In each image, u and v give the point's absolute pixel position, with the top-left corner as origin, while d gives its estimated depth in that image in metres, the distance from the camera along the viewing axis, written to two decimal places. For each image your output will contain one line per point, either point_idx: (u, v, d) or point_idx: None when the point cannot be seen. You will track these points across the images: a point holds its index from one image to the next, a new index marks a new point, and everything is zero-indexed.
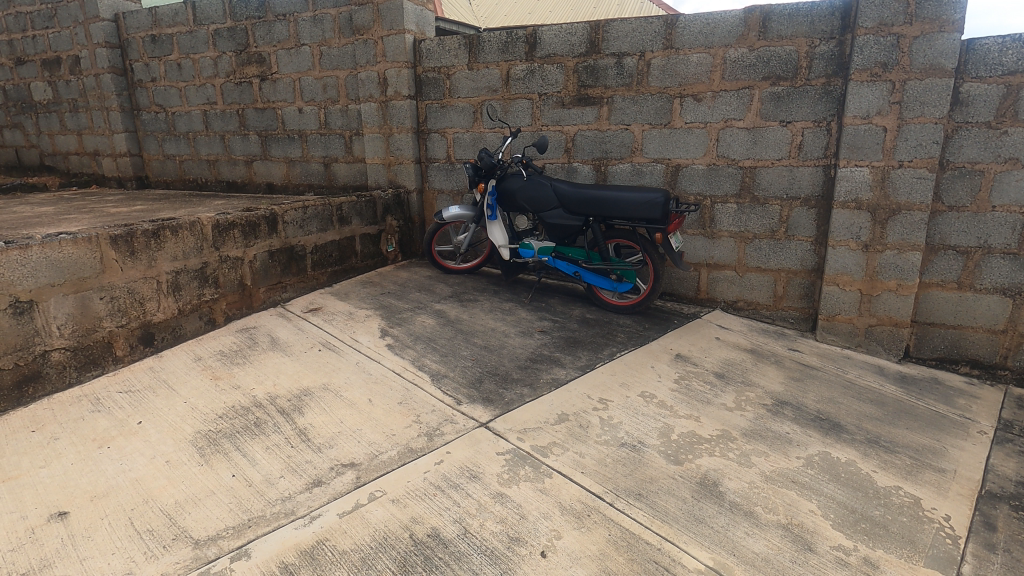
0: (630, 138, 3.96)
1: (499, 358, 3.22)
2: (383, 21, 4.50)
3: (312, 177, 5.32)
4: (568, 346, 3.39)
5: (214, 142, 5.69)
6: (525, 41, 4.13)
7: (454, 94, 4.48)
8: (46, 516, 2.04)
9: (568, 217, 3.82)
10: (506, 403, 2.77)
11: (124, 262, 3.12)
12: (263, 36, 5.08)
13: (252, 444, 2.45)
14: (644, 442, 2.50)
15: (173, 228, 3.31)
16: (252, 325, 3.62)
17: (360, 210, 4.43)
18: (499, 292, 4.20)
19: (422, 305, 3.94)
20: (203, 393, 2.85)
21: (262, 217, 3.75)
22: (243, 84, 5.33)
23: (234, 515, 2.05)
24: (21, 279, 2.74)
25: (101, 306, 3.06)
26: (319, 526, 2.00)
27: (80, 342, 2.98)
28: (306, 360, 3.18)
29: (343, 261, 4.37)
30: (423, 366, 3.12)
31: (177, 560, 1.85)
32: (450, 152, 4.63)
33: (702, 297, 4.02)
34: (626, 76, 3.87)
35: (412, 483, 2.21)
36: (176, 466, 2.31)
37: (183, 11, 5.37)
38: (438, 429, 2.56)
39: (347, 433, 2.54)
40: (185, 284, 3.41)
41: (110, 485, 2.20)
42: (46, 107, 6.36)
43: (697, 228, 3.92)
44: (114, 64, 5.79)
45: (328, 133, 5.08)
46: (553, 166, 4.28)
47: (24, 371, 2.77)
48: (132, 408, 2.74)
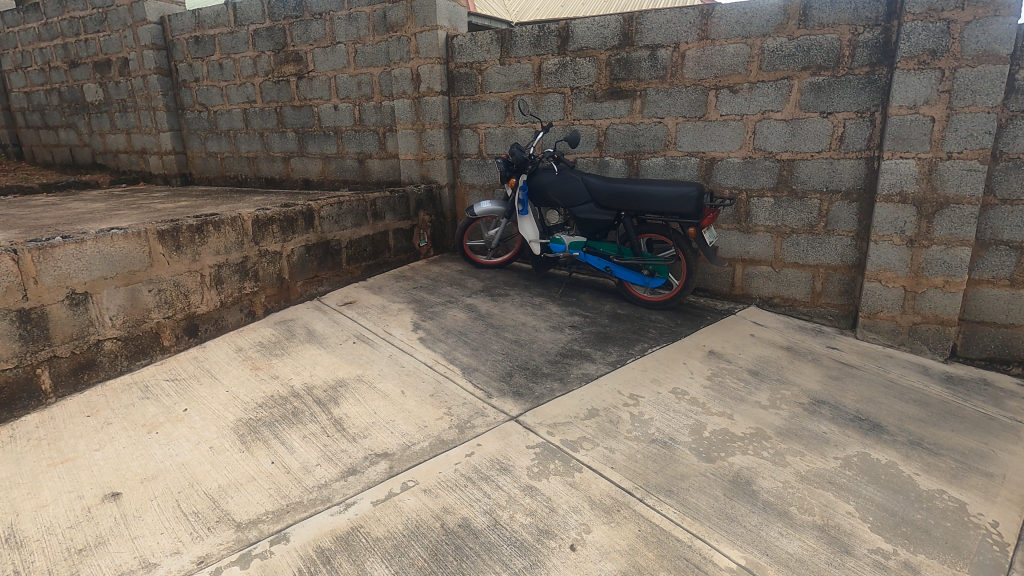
0: (664, 131, 3.90)
1: (530, 353, 3.24)
2: (416, 18, 4.55)
3: (346, 173, 5.42)
4: (599, 341, 3.38)
5: (254, 139, 5.85)
6: (557, 34, 4.11)
7: (486, 89, 4.50)
8: (100, 496, 2.16)
9: (599, 212, 3.80)
10: (537, 397, 2.78)
11: (171, 256, 3.25)
12: (300, 35, 5.20)
13: (290, 433, 2.53)
14: (675, 438, 2.48)
15: (216, 223, 3.43)
16: (290, 318, 3.73)
17: (394, 205, 4.50)
18: (530, 287, 4.21)
19: (454, 299, 3.99)
20: (244, 382, 2.97)
21: (299, 212, 3.84)
22: (281, 83, 5.46)
23: (273, 500, 2.13)
24: (76, 272, 2.89)
25: (149, 298, 3.19)
26: (354, 513, 2.06)
27: (130, 332, 3.12)
28: (341, 352, 3.26)
29: (377, 256, 4.45)
30: (454, 359, 3.16)
31: (221, 541, 1.93)
32: (482, 147, 4.65)
33: (737, 293, 3.95)
34: (660, 68, 3.82)
35: (443, 474, 2.25)
36: (219, 452, 2.41)
37: (225, 12, 5.53)
38: (469, 422, 2.60)
39: (380, 424, 2.60)
40: (227, 277, 3.53)
41: (159, 468, 2.31)
42: (98, 107, 6.65)
43: (732, 222, 3.84)
44: (160, 64, 6.00)
45: (363, 129, 5.17)
46: (585, 160, 4.26)
47: (80, 360, 2.93)
48: (179, 396, 2.86)
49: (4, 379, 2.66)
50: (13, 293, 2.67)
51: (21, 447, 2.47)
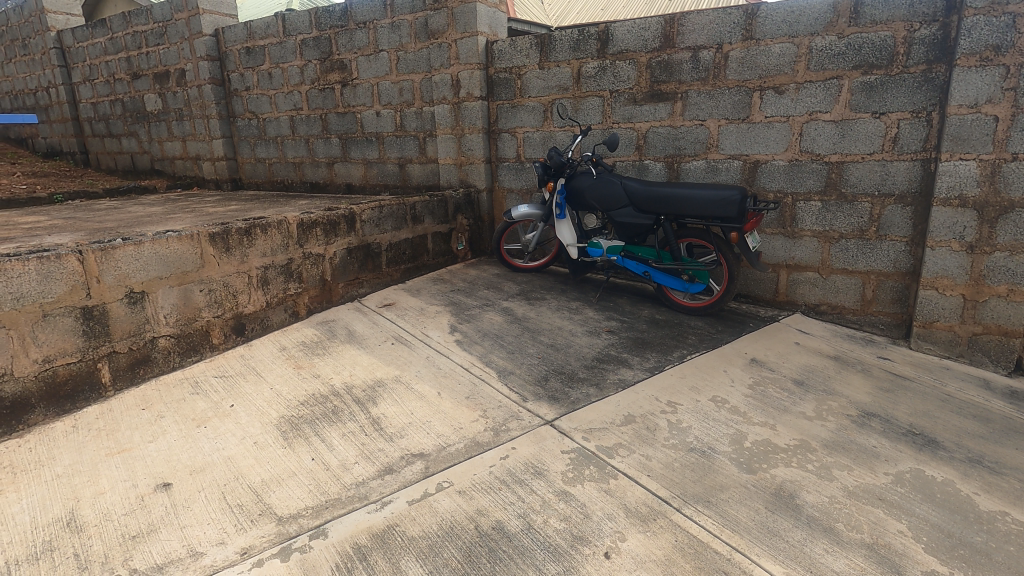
0: (706, 133, 3.83)
1: (566, 357, 3.23)
2: (457, 24, 4.61)
3: (387, 178, 5.53)
4: (636, 346, 3.33)
5: (300, 145, 6.04)
6: (597, 38, 4.09)
7: (525, 93, 4.51)
8: (153, 485, 2.27)
9: (638, 216, 3.75)
10: (573, 402, 2.77)
11: (221, 258, 3.38)
12: (345, 44, 5.34)
13: (330, 431, 2.60)
14: (714, 448, 2.42)
15: (263, 226, 3.55)
16: (332, 318, 3.83)
17: (433, 209, 4.56)
18: (566, 291, 4.19)
19: (490, 302, 4.01)
20: (288, 380, 3.06)
21: (342, 216, 3.95)
22: (327, 90, 5.63)
23: (313, 496, 2.18)
24: (135, 272, 3.03)
25: (201, 298, 3.33)
26: (390, 511, 2.09)
27: (183, 329, 3.26)
28: (380, 353, 3.32)
29: (415, 259, 4.52)
30: (490, 362, 3.18)
31: (263, 534, 2.00)
32: (520, 151, 4.66)
33: (781, 300, 3.82)
34: (702, 70, 3.75)
35: (477, 476, 2.27)
36: (263, 447, 2.49)
37: (274, 24, 5.74)
38: (504, 425, 2.60)
39: (417, 424, 2.64)
40: (273, 278, 3.65)
41: (207, 461, 2.41)
42: (157, 116, 7.00)
43: (777, 227, 3.73)
44: (214, 75, 6.28)
45: (404, 135, 5.27)
46: (624, 164, 4.22)
47: (136, 356, 3.08)
48: (226, 392, 2.98)
49: (69, 372, 2.83)
50: (78, 292, 2.82)
51: (83, 437, 2.62)
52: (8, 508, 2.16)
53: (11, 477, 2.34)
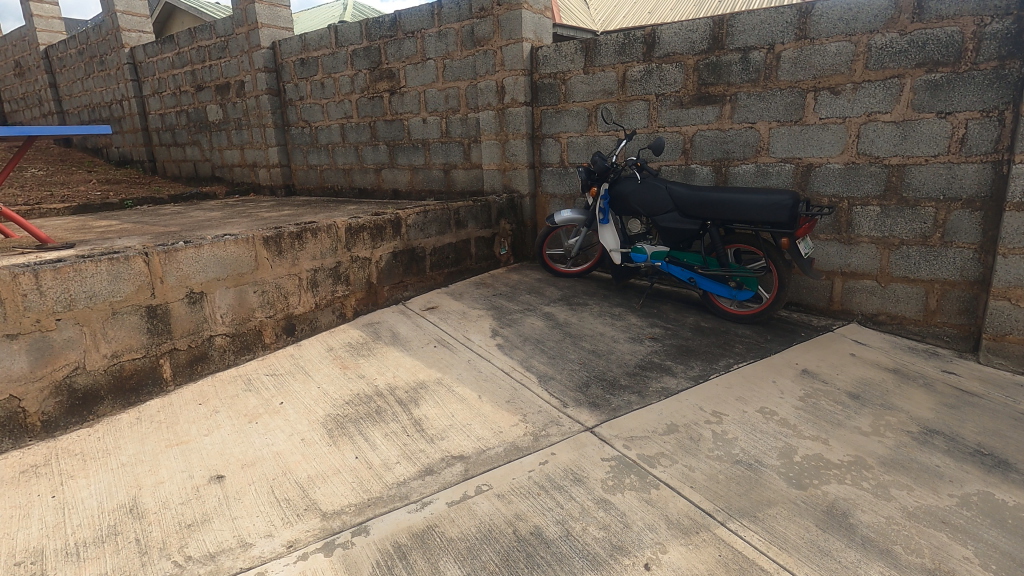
0: (756, 137, 3.72)
1: (607, 363, 3.19)
2: (503, 31, 4.65)
3: (432, 183, 5.64)
4: (680, 354, 3.26)
5: (350, 152, 6.23)
6: (643, 41, 4.05)
7: (570, 98, 4.51)
8: (207, 477, 2.38)
9: (683, 221, 3.67)
10: (614, 409, 2.73)
11: (273, 260, 3.52)
12: (394, 53, 5.49)
13: (374, 430, 2.66)
14: (762, 461, 2.34)
15: (314, 230, 3.68)
16: (377, 321, 3.93)
17: (476, 213, 4.61)
18: (609, 297, 4.15)
19: (532, 307, 4.01)
20: (334, 380, 3.16)
21: (388, 220, 4.04)
22: (376, 99, 5.78)
23: (356, 493, 2.24)
24: (195, 273, 3.18)
25: (254, 298, 3.47)
26: (430, 512, 2.12)
27: (238, 328, 3.41)
28: (423, 356, 3.38)
29: (459, 263, 4.58)
30: (531, 367, 3.18)
31: (309, 528, 2.06)
32: (564, 156, 4.66)
33: (836, 308, 3.66)
34: (753, 71, 3.65)
35: (517, 480, 2.27)
36: (310, 444, 2.57)
37: (327, 35, 5.96)
38: (544, 430, 2.60)
39: (457, 427, 2.67)
40: (322, 281, 3.78)
41: (257, 456, 2.51)
42: (218, 125, 7.37)
43: (831, 233, 3.58)
44: (270, 85, 6.56)
45: (449, 141, 5.36)
46: (669, 168, 4.15)
47: (194, 353, 3.23)
48: (276, 389, 3.10)
49: (134, 366, 3.00)
50: (143, 291, 2.99)
51: (145, 428, 2.78)
52: (78, 493, 2.31)
53: (81, 464, 2.51)
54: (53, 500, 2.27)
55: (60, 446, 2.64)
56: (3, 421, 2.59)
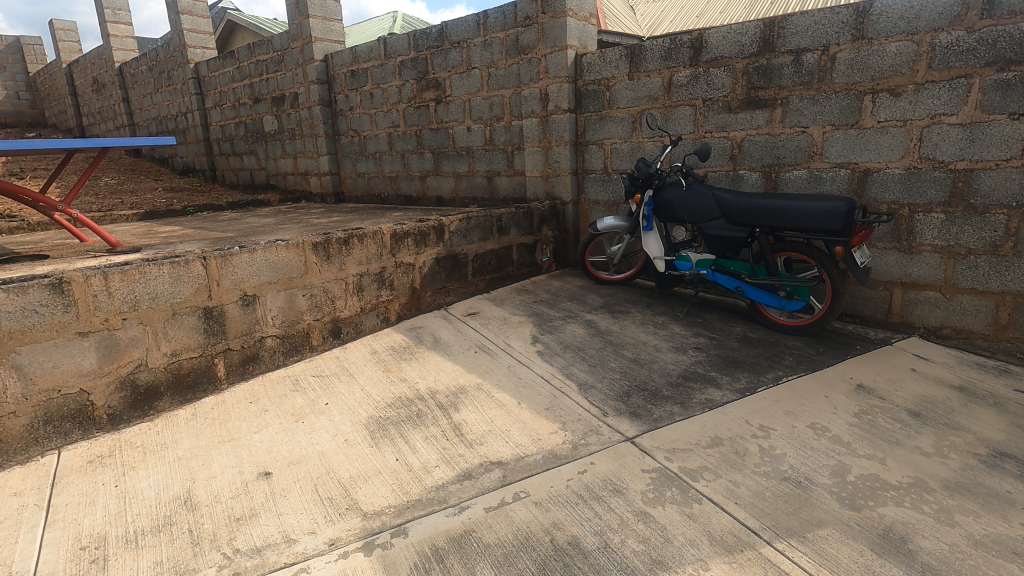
0: (808, 141, 3.59)
1: (649, 373, 3.13)
2: (548, 39, 4.67)
3: (476, 191, 5.70)
4: (725, 365, 3.17)
5: (396, 160, 6.38)
6: (690, 45, 3.98)
7: (614, 104, 4.47)
8: (255, 473, 2.47)
9: (731, 228, 3.57)
10: (655, 420, 2.68)
11: (322, 265, 3.63)
12: (440, 63, 5.59)
13: (414, 433, 2.70)
14: (812, 479, 2.24)
15: (360, 236, 3.78)
16: (419, 325, 4.00)
17: (518, 220, 4.63)
18: (652, 305, 4.08)
19: (573, 314, 3.99)
20: (377, 382, 3.22)
21: (432, 227, 4.11)
22: (422, 108, 5.91)
23: (396, 495, 2.27)
24: (249, 277, 3.32)
25: (303, 302, 3.59)
26: (468, 516, 2.13)
27: (287, 330, 3.53)
28: (463, 361, 3.41)
29: (500, 269, 4.61)
30: (571, 375, 3.15)
31: (350, 527, 2.10)
32: (607, 162, 4.62)
33: (895, 321, 3.48)
34: (805, 73, 3.53)
35: (555, 488, 2.25)
36: (353, 445, 2.63)
37: (377, 47, 6.13)
38: (583, 439, 2.57)
39: (496, 432, 2.67)
40: (367, 285, 3.87)
41: (303, 454, 2.59)
42: (273, 135, 7.70)
43: (890, 241, 3.40)
44: (322, 96, 6.81)
45: (493, 148, 5.41)
46: (716, 174, 4.05)
47: (247, 353, 3.36)
48: (322, 390, 3.19)
49: (192, 365, 3.14)
50: (201, 293, 3.13)
51: (200, 424, 2.91)
52: (138, 483, 2.44)
53: (141, 456, 2.65)
54: (116, 489, 2.41)
55: (124, 438, 2.80)
56: (73, 413, 2.77)
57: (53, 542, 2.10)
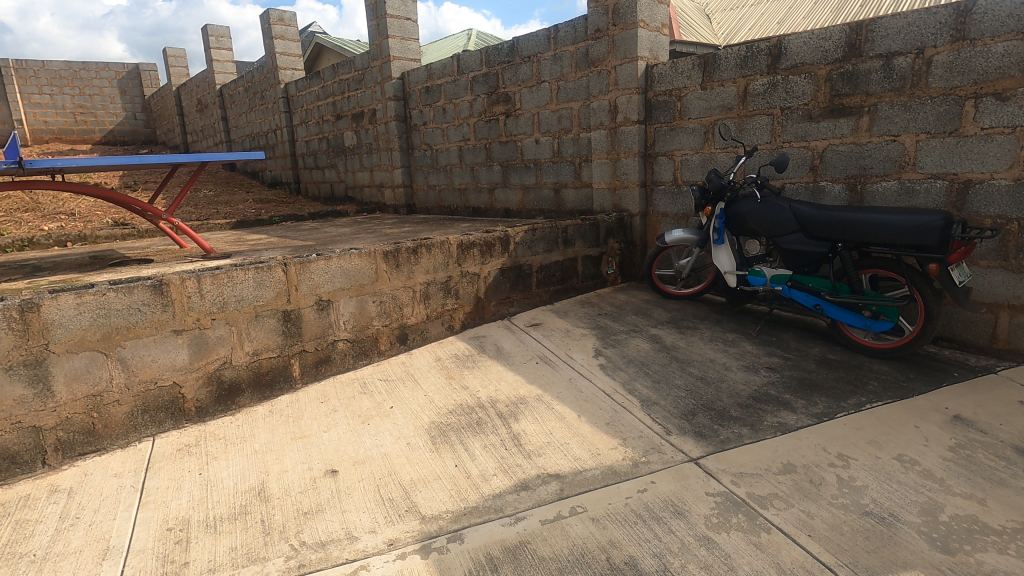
0: (899, 150, 3.35)
1: (717, 392, 3.00)
2: (618, 51, 4.65)
3: (543, 203, 5.73)
4: (801, 388, 2.98)
5: (466, 173, 6.54)
6: (768, 53, 3.83)
7: (686, 115, 4.37)
8: (323, 470, 2.58)
9: (809, 243, 3.38)
10: (722, 441, 2.56)
11: (391, 273, 3.76)
12: (511, 78, 5.69)
13: (474, 441, 2.73)
14: (898, 515, 2.06)
15: (428, 246, 3.89)
16: (483, 334, 4.05)
17: (584, 232, 4.61)
18: (722, 322, 3.92)
19: (638, 328, 3.90)
20: (440, 389, 3.29)
21: (498, 237, 4.17)
22: (492, 121, 6.03)
23: (454, 501, 2.30)
24: (325, 283, 3.49)
25: (373, 308, 3.73)
26: (524, 527, 2.12)
27: (358, 335, 3.69)
28: (525, 371, 3.42)
29: (565, 281, 4.59)
30: (634, 390, 3.08)
31: (409, 529, 2.15)
32: (677, 174, 4.51)
33: (1000, 347, 3.15)
34: (897, 78, 3.31)
35: (613, 506, 2.20)
36: (415, 448, 2.70)
37: (450, 64, 6.35)
38: (645, 457, 2.50)
39: (555, 445, 2.65)
40: (434, 294, 3.98)
41: (367, 455, 2.68)
42: (352, 150, 8.11)
43: (995, 258, 3.10)
44: (398, 112, 7.11)
45: (560, 160, 5.42)
46: (795, 186, 3.85)
47: (320, 355, 3.54)
48: (387, 394, 3.30)
49: (270, 364, 3.35)
50: (281, 297, 3.33)
51: (276, 421, 3.09)
52: (219, 472, 2.62)
53: (223, 447, 2.84)
54: (200, 476, 2.59)
55: (209, 430, 3.02)
56: (167, 404, 3.02)
57: (144, 521, 2.30)
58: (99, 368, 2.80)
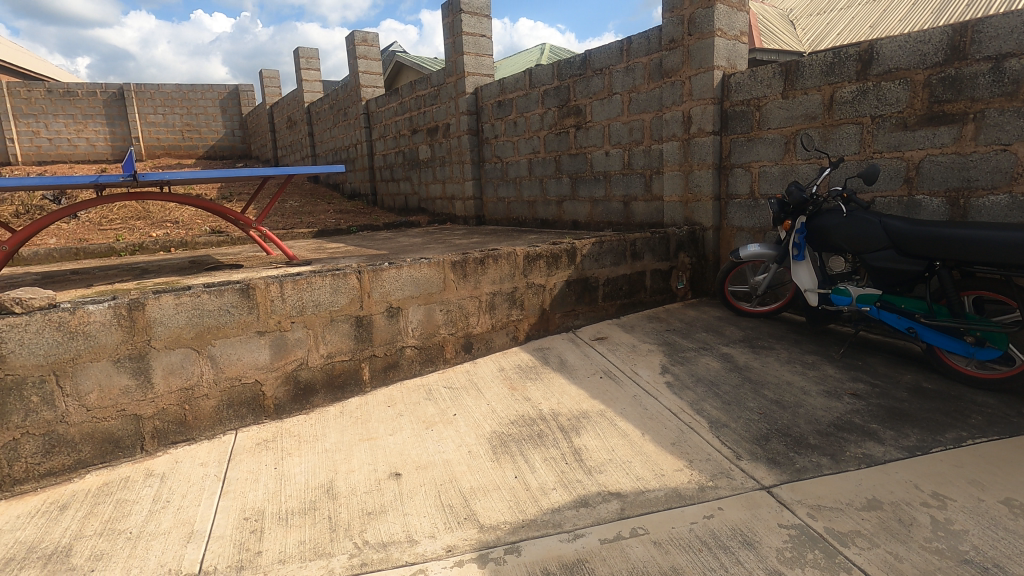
0: (1011, 161, 3.06)
1: (793, 418, 2.82)
2: (693, 61, 4.53)
3: (611, 215, 5.66)
4: (891, 418, 2.75)
5: (535, 185, 6.59)
6: (857, 58, 3.61)
7: (765, 125, 4.19)
8: (388, 473, 2.66)
9: (902, 260, 3.12)
10: (798, 470, 2.40)
11: (459, 282, 3.84)
12: (582, 90, 5.70)
13: (535, 453, 2.72)
14: (1003, 566, 1.84)
15: (495, 257, 3.94)
16: (547, 346, 4.04)
17: (654, 246, 4.50)
18: (801, 342, 3.70)
19: (708, 346, 3.75)
20: (503, 399, 3.31)
21: (564, 250, 4.16)
22: (562, 134, 6.05)
23: (513, 512, 2.30)
24: (395, 291, 3.62)
25: (440, 316, 3.82)
26: (582, 545, 2.08)
27: (424, 342, 3.78)
28: (588, 385, 3.37)
29: (632, 295, 4.51)
30: (702, 411, 2.95)
31: (467, 537, 2.17)
32: (754, 186, 4.33)
33: None
34: (1008, 82, 3.03)
35: (676, 530, 2.11)
36: (476, 457, 2.73)
37: (522, 79, 6.44)
38: (712, 481, 2.39)
39: (617, 462, 2.59)
40: (499, 304, 4.02)
41: (430, 460, 2.74)
42: (426, 163, 8.40)
43: None
44: (471, 126, 7.29)
45: (631, 173, 5.35)
46: (886, 199, 3.59)
47: (389, 360, 3.66)
48: (451, 401, 3.36)
49: (343, 367, 3.50)
50: (355, 303, 3.48)
51: (345, 422, 3.22)
52: (293, 468, 2.76)
53: (297, 444, 3.00)
54: (275, 471, 2.74)
55: (285, 427, 3.20)
56: (249, 400, 3.22)
57: (224, 509, 2.46)
58: (192, 364, 3.03)
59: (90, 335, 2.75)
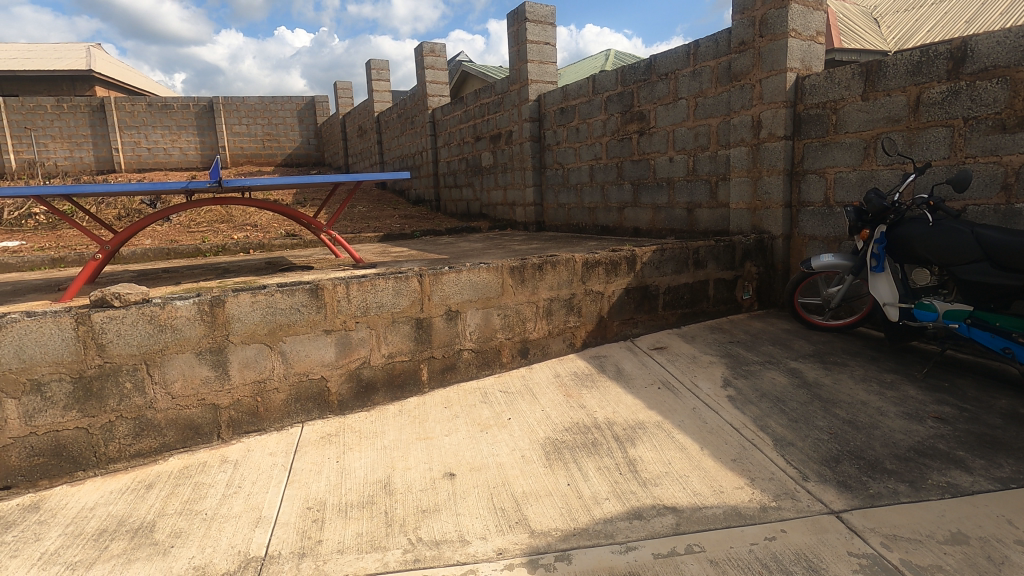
0: None
1: (867, 439, 2.65)
2: (764, 63, 4.37)
3: (674, 222, 5.54)
4: (980, 445, 2.52)
5: (596, 191, 6.54)
6: (948, 57, 3.36)
7: (841, 129, 3.97)
8: (442, 472, 2.72)
9: (996, 274, 2.87)
10: (872, 496, 2.25)
11: (516, 287, 3.86)
12: (646, 95, 5.61)
13: (588, 461, 2.69)
14: None
15: (553, 263, 3.94)
16: (604, 354, 4.00)
17: (718, 254, 4.35)
18: (878, 359, 3.46)
19: (775, 360, 3.58)
20: (557, 405, 3.31)
21: (624, 257, 4.10)
22: (624, 140, 5.98)
23: (564, 520, 2.28)
24: (455, 294, 3.69)
25: (498, 321, 3.86)
26: (634, 558, 2.04)
27: (481, 346, 3.84)
28: (645, 395, 3.30)
29: (694, 305, 4.38)
30: (766, 428, 2.82)
31: (517, 541, 2.18)
32: (829, 193, 4.10)
33: None
34: None
35: (735, 550, 2.03)
36: (529, 462, 2.74)
37: (585, 85, 6.43)
38: (775, 502, 2.28)
39: (673, 476, 2.52)
40: (556, 310, 4.01)
41: (484, 463, 2.77)
42: (488, 169, 8.53)
43: None
44: (533, 133, 7.34)
45: (695, 179, 5.21)
46: (980, 208, 3.32)
47: (446, 362, 3.74)
48: (506, 405, 3.39)
49: (402, 367, 3.60)
50: (415, 305, 3.58)
51: (403, 420, 3.31)
52: (353, 462, 2.87)
53: (357, 440, 3.12)
54: (337, 464, 2.86)
55: (347, 423, 3.33)
56: (315, 395, 3.38)
57: (290, 498, 2.59)
58: (265, 358, 3.22)
59: (177, 329, 2.98)
